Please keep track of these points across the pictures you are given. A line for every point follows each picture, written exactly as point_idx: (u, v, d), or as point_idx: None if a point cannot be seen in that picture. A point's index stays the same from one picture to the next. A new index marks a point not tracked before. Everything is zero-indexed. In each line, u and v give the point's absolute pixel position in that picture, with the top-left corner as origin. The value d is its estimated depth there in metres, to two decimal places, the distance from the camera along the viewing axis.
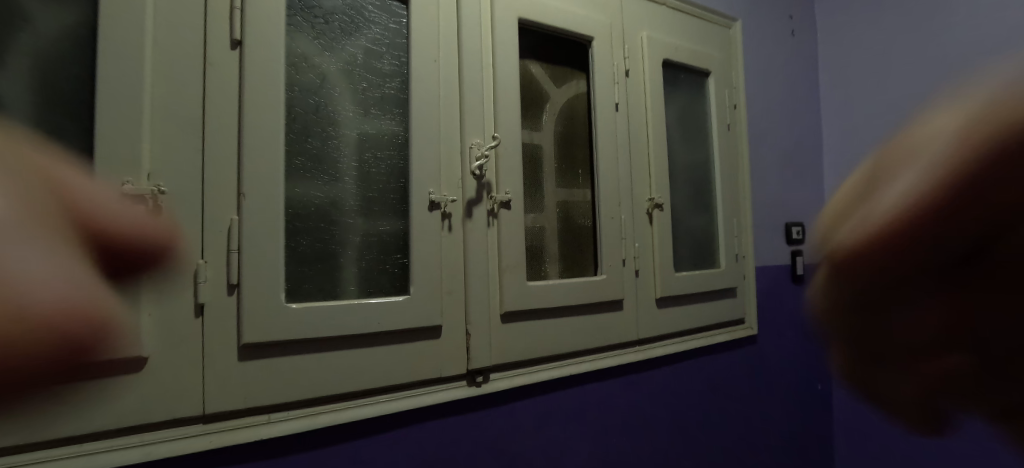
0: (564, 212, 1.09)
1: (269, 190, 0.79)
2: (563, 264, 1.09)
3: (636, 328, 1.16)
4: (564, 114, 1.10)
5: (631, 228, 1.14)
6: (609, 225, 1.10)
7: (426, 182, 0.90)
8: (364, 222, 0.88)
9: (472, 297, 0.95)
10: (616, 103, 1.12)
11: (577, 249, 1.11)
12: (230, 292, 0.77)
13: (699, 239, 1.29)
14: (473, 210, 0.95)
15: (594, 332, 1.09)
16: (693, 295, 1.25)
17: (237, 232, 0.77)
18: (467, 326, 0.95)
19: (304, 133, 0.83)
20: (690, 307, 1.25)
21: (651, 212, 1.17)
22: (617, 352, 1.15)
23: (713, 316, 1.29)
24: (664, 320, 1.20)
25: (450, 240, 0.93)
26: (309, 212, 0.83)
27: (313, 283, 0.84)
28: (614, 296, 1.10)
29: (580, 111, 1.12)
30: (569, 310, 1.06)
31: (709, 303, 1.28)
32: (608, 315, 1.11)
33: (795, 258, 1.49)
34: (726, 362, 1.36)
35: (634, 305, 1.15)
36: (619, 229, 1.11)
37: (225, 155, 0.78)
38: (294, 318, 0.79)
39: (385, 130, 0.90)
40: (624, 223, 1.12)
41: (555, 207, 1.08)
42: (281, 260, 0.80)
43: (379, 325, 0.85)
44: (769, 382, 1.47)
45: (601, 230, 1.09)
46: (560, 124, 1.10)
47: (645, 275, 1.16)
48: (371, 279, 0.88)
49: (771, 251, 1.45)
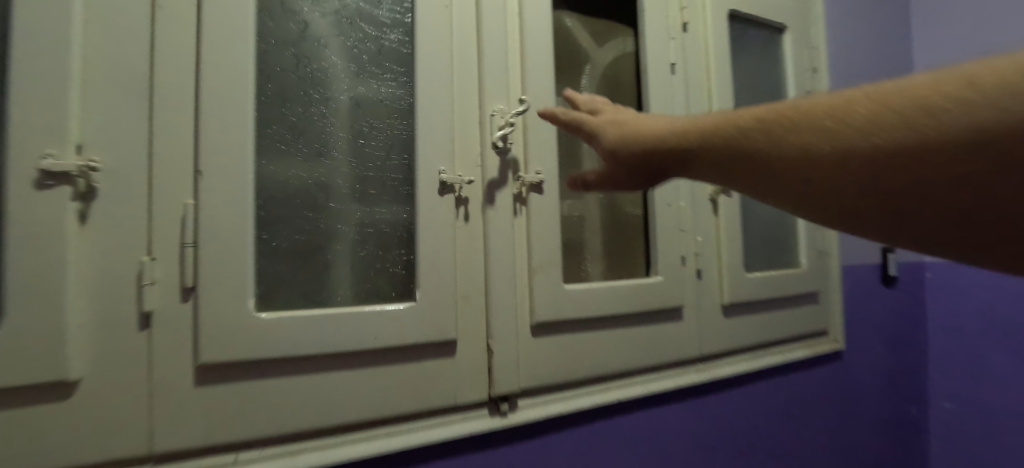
0: (607, 197, 0.89)
1: (233, 166, 0.61)
2: (607, 263, 0.88)
3: (699, 342, 0.93)
4: (608, 77, 0.90)
5: (691, 218, 0.92)
6: (665, 213, 0.89)
7: (436, 158, 0.71)
8: (357, 209, 0.70)
9: (495, 303, 0.75)
10: (673, 63, 0.91)
11: (624, 243, 0.90)
12: (184, 298, 0.60)
13: (773, 232, 1.06)
14: (496, 195, 0.76)
15: (647, 346, 0.88)
16: (768, 301, 1.01)
17: (194, 221, 0.60)
18: (490, 340, 0.75)
19: (282, 97, 0.66)
20: (765, 316, 1.01)
21: (715, 198, 0.95)
22: (675, 372, 0.92)
23: (792, 326, 1.05)
24: (735, 332, 0.97)
25: (467, 232, 0.74)
26: (285, 196, 0.65)
27: (292, 287, 0.66)
28: (672, 301, 0.89)
29: (626, 76, 0.92)
30: (615, 319, 0.85)
31: (788, 312, 1.04)
32: (664, 325, 0.90)
33: (886, 255, 1.24)
34: (810, 385, 1.10)
35: (696, 313, 0.93)
36: (677, 219, 0.90)
37: (179, 124, 0.61)
38: (267, 332, 0.62)
39: (384, 94, 0.72)
40: (683, 211, 0.91)
41: (596, 191, 0.88)
42: (251, 257, 0.62)
43: (375, 341, 0.67)
44: (861, 406, 1.20)
45: (655, 220, 0.88)
46: (604, 90, 0.89)
47: (709, 276, 0.94)
48: (367, 281, 0.70)
49: (859, 246, 1.19)
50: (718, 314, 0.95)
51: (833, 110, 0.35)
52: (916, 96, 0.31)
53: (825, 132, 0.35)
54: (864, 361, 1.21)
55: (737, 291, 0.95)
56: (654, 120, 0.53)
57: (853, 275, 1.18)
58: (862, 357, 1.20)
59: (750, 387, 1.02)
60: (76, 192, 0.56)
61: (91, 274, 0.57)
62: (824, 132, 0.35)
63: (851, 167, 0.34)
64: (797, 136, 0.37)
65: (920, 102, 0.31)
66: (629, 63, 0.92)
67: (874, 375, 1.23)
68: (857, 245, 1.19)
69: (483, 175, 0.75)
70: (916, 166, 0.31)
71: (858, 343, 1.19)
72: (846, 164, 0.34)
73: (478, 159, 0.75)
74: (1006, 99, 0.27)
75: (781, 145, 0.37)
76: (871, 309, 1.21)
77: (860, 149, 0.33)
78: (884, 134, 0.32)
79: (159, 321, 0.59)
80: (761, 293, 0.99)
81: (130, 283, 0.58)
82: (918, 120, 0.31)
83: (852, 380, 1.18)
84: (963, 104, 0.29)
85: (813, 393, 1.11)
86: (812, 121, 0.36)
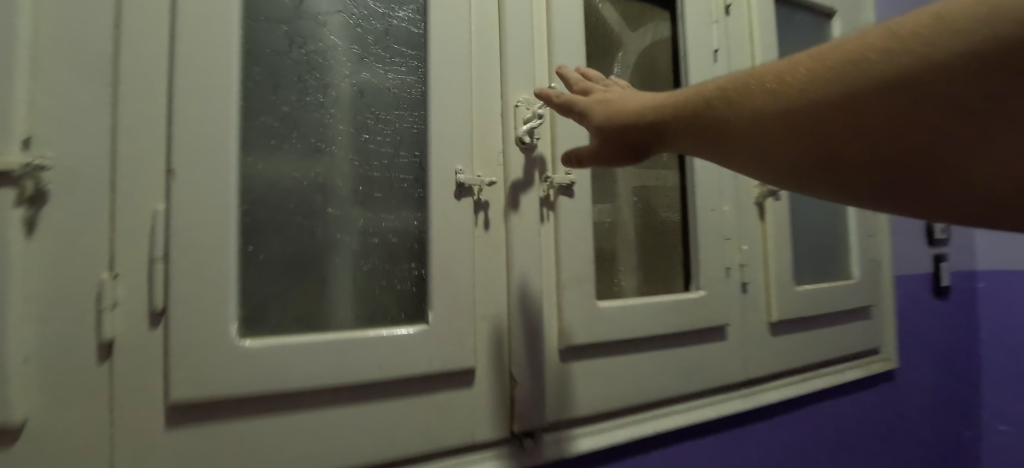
0: (642, 201, 0.79)
1: (213, 165, 0.51)
2: (643, 275, 0.78)
3: (744, 364, 0.83)
4: (642, 66, 0.80)
5: (736, 224, 0.83)
6: (707, 219, 0.79)
7: (453, 156, 0.61)
8: (361, 215, 0.59)
9: (520, 323, 0.65)
10: (716, 49, 0.81)
11: (662, 253, 0.80)
12: (153, 324, 0.51)
13: (822, 239, 0.96)
14: (520, 199, 0.66)
15: (688, 370, 0.78)
16: (816, 316, 0.91)
17: (164, 231, 0.50)
18: (513, 367, 0.65)
19: (272, 82, 0.55)
20: (814, 334, 0.91)
21: (761, 202, 0.86)
22: (719, 398, 0.81)
23: (842, 344, 0.95)
24: (782, 352, 0.87)
25: (487, 242, 0.64)
26: (275, 201, 0.55)
27: (284, 308, 0.56)
28: (716, 319, 0.79)
29: (663, 65, 0.82)
30: (653, 340, 0.75)
31: (838, 328, 0.94)
32: (705, 346, 0.80)
33: (939, 264, 1.13)
34: (858, 408, 1.00)
35: (741, 331, 0.83)
36: (720, 225, 0.81)
37: (148, 114, 0.51)
38: (252, 362, 0.52)
39: (393, 81, 0.61)
40: (727, 216, 0.82)
41: (630, 194, 0.78)
42: (233, 273, 0.52)
43: (380, 371, 0.57)
44: (915, 431, 1.09)
45: (697, 226, 0.79)
46: (639, 81, 0.79)
47: (755, 290, 0.84)
48: (371, 300, 0.60)
49: (909, 254, 1.09)
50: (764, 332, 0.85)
51: (787, 71, 0.42)
52: (849, 54, 0.38)
53: (779, 92, 0.41)
54: (916, 381, 1.10)
55: (785, 306, 0.85)
56: (636, 98, 0.56)
57: (905, 286, 1.08)
58: (913, 377, 1.09)
59: (797, 412, 0.91)
60: (22, 196, 0.46)
61: (39, 295, 0.47)
62: (800, 86, 0.40)
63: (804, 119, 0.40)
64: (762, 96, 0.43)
65: (853, 58, 0.38)
66: (666, 51, 0.82)
67: (927, 396, 1.12)
68: (907, 253, 1.09)
69: (505, 175, 0.65)
70: (862, 107, 0.37)
71: (910, 361, 1.08)
72: (803, 114, 0.40)
73: (499, 158, 0.66)
74: (921, 44, 0.34)
75: (743, 107, 0.44)
76: (923, 324, 1.11)
77: (816, 99, 0.39)
78: (830, 85, 0.39)
79: (122, 352, 0.49)
80: (810, 308, 0.88)
81: (87, 306, 0.48)
82: (860, 68, 0.37)
83: (903, 402, 1.07)
84: (893, 52, 0.36)
85: (863, 418, 1.00)
86: (774, 82, 0.42)
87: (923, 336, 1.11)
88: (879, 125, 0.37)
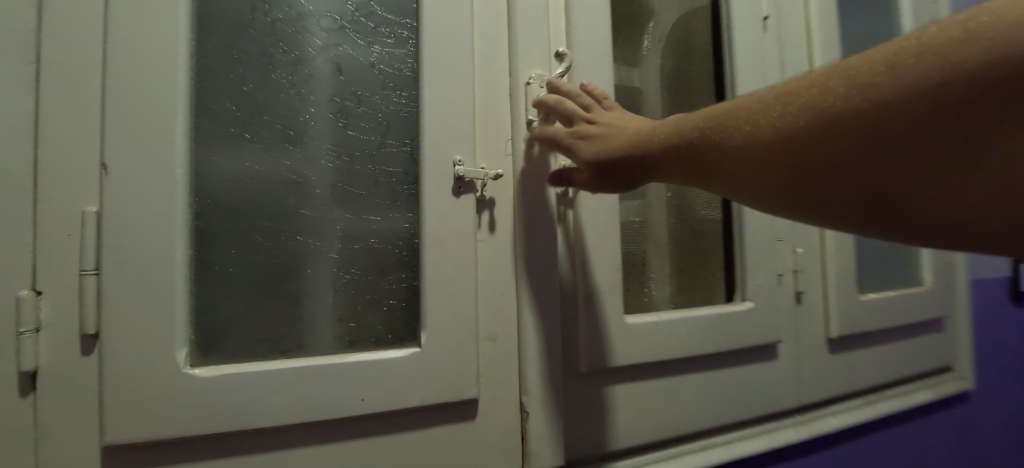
0: (677, 196, 0.67)
1: (154, 157, 0.42)
2: (677, 283, 0.66)
3: (795, 386, 0.72)
4: (677, 38, 0.68)
5: (790, 224, 0.73)
6: (755, 219, 0.69)
7: (451, 144, 0.51)
8: (341, 217, 0.49)
9: (534, 344, 0.54)
10: (765, 17, 0.70)
11: (699, 258, 0.69)
12: (86, 349, 0.42)
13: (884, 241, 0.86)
14: (533, 195, 0.55)
15: (732, 396, 0.66)
16: (877, 329, 0.79)
17: (97, 238, 0.42)
18: (524, 396, 0.54)
19: (230, 56, 0.46)
20: (872, 350, 0.80)
21: None
22: (767, 427, 0.69)
23: (904, 362, 0.83)
24: (842, 371, 0.76)
25: (494, 247, 0.54)
26: (235, 200, 0.46)
27: (246, 330, 0.46)
28: (763, 335, 0.67)
29: (701, 38, 0.70)
30: (692, 360, 0.64)
31: (901, 343, 0.83)
32: (752, 366, 0.68)
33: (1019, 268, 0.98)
34: (926, 436, 0.86)
35: (791, 348, 0.71)
36: (771, 224, 0.70)
37: (77, 93, 0.42)
38: (204, 397, 0.43)
39: (378, 55, 0.51)
40: (779, 214, 0.72)
41: (664, 189, 0.66)
42: (181, 288, 0.43)
43: (363, 405, 0.47)
44: (992, 461, 0.94)
45: (745, 225, 0.68)
46: (673, 56, 0.68)
47: (811, 299, 0.74)
48: (354, 318, 0.50)
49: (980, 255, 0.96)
50: (815, 347, 0.74)
51: (753, 110, 0.37)
52: (814, 92, 0.34)
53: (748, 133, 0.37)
54: (991, 403, 0.95)
55: (846, 318, 0.75)
56: (619, 127, 0.49)
57: (979, 294, 0.95)
58: (988, 398, 0.95)
59: (855, 441, 0.79)
60: None
61: None
62: (764, 129, 0.36)
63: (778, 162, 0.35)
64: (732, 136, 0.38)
65: (816, 100, 0.33)
66: (705, 20, 0.70)
67: (1005, 419, 0.97)
68: (979, 255, 0.96)
69: (515, 167, 0.55)
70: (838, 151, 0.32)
71: (984, 379, 0.94)
72: (771, 159, 0.35)
73: (507, 147, 0.55)
74: (876, 91, 0.30)
75: (714, 152, 0.39)
76: (998, 336, 0.97)
77: (785, 141, 0.34)
78: (795, 125, 0.34)
79: (47, 383, 0.41)
80: (874, 321, 0.78)
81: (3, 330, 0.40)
82: (829, 107, 0.32)
83: (977, 427, 0.93)
84: (859, 91, 0.31)
85: (931, 446, 0.87)
86: (735, 124, 0.38)
87: (1000, 351, 0.97)
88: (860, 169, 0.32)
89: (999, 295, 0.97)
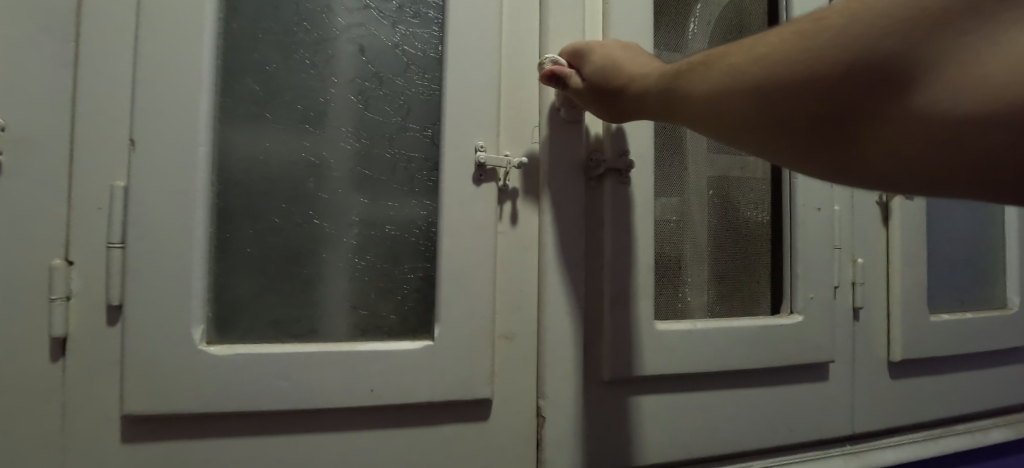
0: (720, 195, 0.62)
1: (180, 134, 0.43)
2: (716, 288, 0.61)
3: (848, 412, 0.64)
4: (730, 21, 0.63)
5: (849, 230, 0.66)
6: (806, 223, 0.62)
7: (473, 129, 0.49)
8: (357, 202, 0.49)
9: (553, 346, 0.51)
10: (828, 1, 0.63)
11: (743, 263, 0.63)
12: (111, 320, 0.43)
13: (964, 257, 0.76)
14: (561, 186, 0.52)
15: (773, 418, 0.60)
16: (949, 355, 0.70)
17: (124, 212, 0.42)
18: (540, 400, 0.52)
19: (256, 38, 0.47)
20: (943, 377, 0.71)
21: (886, 204, 0.69)
22: (814, 456, 0.62)
23: (979, 393, 0.73)
24: (904, 399, 0.68)
25: (515, 240, 0.52)
26: (257, 181, 0.47)
27: (260, 310, 0.47)
28: (812, 352, 0.61)
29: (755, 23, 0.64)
30: (730, 373, 0.58)
31: (978, 372, 0.73)
32: (798, 386, 0.62)
33: None
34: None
35: (844, 369, 0.65)
36: (828, 229, 0.64)
37: (116, 70, 0.43)
38: (216, 375, 0.43)
39: (402, 35, 0.50)
40: (835, 219, 0.65)
41: (706, 186, 0.61)
42: (200, 263, 0.44)
43: (371, 396, 0.46)
44: None
45: (797, 229, 0.62)
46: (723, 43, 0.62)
47: (870, 316, 0.67)
48: (367, 305, 0.49)
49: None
50: (872, 369, 0.66)
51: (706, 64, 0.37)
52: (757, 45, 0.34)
53: (739, 56, 0.35)
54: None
55: (912, 339, 0.67)
56: (626, 58, 0.47)
57: None
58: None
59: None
60: None
61: None
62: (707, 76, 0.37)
63: (742, 87, 0.33)
64: (721, 60, 0.36)
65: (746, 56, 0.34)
66: (760, 5, 0.64)
67: None
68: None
69: (541, 156, 0.52)
70: (818, 64, 0.30)
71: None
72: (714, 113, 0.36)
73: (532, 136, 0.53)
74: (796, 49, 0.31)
75: (671, 98, 0.40)
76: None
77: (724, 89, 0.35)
78: (728, 76, 0.35)
79: (75, 350, 0.42)
80: (946, 345, 0.69)
81: (38, 298, 0.41)
82: (764, 59, 0.32)
83: None
84: (786, 46, 0.32)
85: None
86: (687, 73, 0.39)
87: None
88: (828, 87, 0.29)
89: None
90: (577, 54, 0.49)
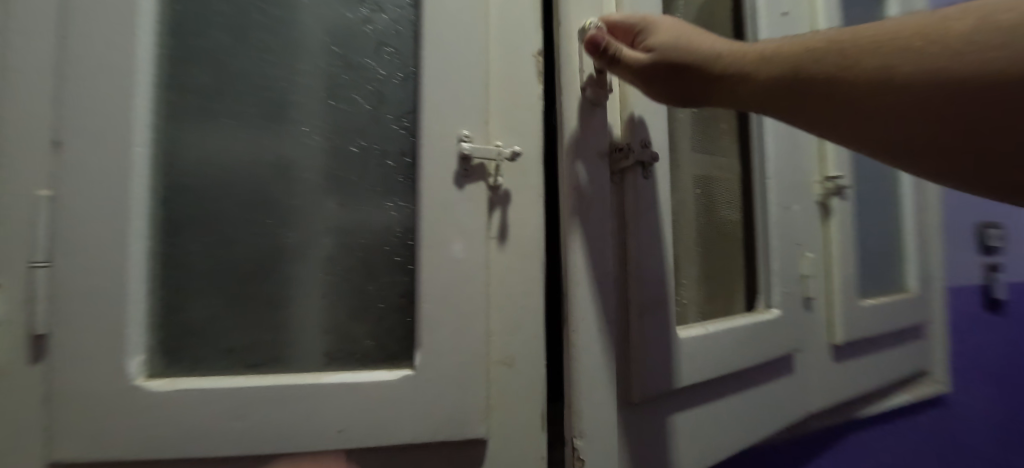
0: (704, 195, 0.54)
1: (114, 131, 0.37)
2: (706, 293, 0.54)
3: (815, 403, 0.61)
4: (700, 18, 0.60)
5: (810, 228, 0.62)
6: (780, 219, 0.57)
7: (456, 115, 0.40)
8: (327, 205, 0.42)
9: (588, 370, 0.41)
10: (784, 11, 0.63)
11: (726, 262, 0.56)
12: (34, 354, 0.36)
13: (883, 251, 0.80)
14: (582, 182, 0.42)
15: (768, 423, 0.54)
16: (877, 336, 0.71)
17: (52, 227, 0.36)
18: (577, 441, 0.40)
19: (205, 21, 0.40)
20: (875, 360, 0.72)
21: (825, 202, 0.65)
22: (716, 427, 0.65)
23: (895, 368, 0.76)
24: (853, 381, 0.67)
25: (521, 246, 0.42)
26: (208, 186, 0.40)
27: (214, 336, 0.39)
28: (790, 342, 0.57)
29: (721, 25, 0.63)
30: (728, 381, 0.51)
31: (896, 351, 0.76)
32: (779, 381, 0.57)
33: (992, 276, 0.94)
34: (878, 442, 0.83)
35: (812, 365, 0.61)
36: (792, 225, 0.59)
37: (38, 59, 0.36)
38: (157, 415, 0.36)
39: (370, 11, 0.43)
40: (796, 216, 0.60)
41: (692, 185, 0.53)
42: (140, 281, 0.37)
43: (340, 438, 0.38)
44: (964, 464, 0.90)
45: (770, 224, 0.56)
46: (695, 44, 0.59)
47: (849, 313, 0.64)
48: (337, 328, 0.41)
49: (961, 261, 0.92)
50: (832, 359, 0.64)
51: (872, 63, 0.34)
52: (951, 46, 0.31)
53: (910, 50, 0.33)
54: (969, 413, 0.92)
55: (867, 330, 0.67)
56: (709, 43, 0.41)
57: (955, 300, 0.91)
58: (963, 408, 0.92)
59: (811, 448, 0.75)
60: None
61: None
62: (877, 77, 0.34)
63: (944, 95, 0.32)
64: (891, 61, 0.33)
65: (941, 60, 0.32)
66: (726, 6, 0.63)
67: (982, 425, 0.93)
68: (956, 261, 0.92)
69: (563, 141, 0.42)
70: None
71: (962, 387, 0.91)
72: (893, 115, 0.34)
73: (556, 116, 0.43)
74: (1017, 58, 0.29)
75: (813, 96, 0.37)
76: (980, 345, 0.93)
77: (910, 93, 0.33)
78: (915, 80, 0.33)
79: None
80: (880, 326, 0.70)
81: None
82: (971, 67, 0.31)
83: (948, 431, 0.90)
84: (1000, 52, 0.30)
85: (888, 452, 0.84)
86: (836, 70, 0.36)
87: (976, 355, 0.92)
88: None
89: (958, 301, 0.91)
90: (637, 30, 0.43)
